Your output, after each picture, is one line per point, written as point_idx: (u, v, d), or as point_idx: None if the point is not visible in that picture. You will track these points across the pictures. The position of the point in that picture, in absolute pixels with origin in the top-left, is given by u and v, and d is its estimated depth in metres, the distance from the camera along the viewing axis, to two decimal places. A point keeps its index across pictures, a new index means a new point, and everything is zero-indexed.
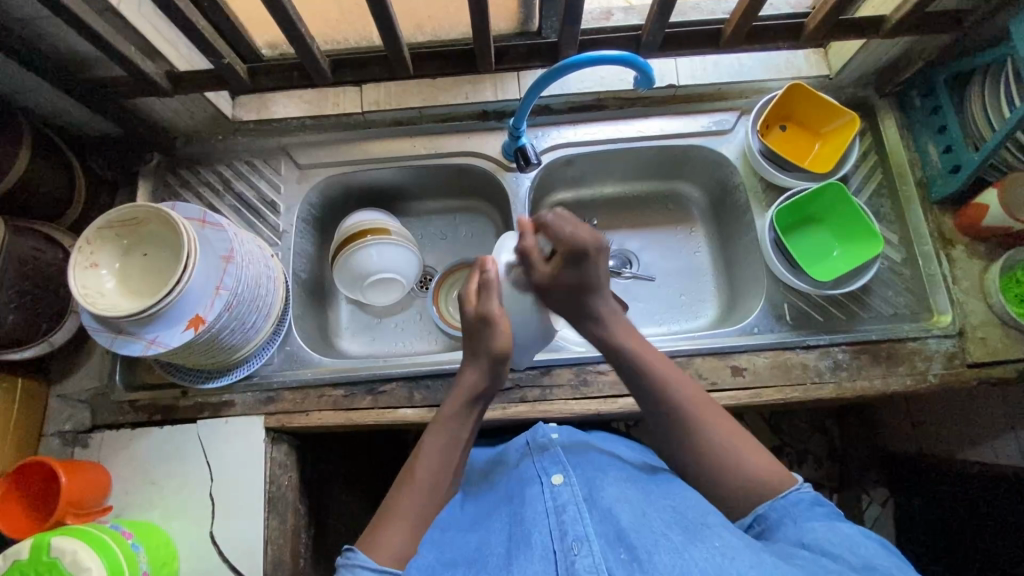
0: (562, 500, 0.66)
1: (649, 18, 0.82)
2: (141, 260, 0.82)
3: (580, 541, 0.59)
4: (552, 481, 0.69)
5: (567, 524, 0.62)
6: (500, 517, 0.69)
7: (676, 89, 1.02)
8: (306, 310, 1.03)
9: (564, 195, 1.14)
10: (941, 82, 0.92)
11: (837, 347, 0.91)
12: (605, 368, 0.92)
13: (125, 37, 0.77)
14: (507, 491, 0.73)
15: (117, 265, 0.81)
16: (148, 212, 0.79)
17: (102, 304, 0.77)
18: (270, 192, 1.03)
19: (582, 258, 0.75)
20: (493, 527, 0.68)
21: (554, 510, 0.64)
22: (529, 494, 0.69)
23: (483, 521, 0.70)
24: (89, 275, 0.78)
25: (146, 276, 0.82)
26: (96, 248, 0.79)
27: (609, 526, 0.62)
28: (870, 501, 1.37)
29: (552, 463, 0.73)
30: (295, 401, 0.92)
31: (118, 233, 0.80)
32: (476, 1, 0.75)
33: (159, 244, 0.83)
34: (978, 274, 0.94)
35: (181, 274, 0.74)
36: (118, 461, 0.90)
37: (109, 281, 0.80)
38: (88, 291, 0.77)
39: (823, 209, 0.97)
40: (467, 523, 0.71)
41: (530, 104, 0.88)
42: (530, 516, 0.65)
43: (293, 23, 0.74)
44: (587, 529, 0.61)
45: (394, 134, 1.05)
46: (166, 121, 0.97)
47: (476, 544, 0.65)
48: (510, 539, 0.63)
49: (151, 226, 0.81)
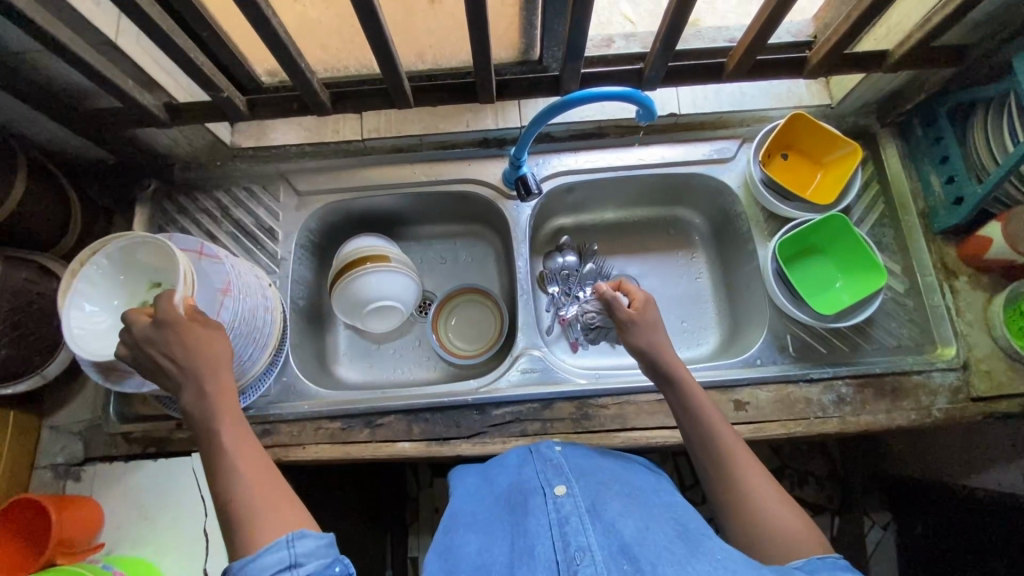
0: (564, 513, 0.64)
1: (651, 53, 0.81)
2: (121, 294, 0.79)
3: (583, 551, 0.58)
4: (555, 492, 0.68)
5: (570, 535, 0.60)
6: (505, 528, 0.68)
7: (676, 118, 1.02)
8: (303, 337, 1.02)
9: (565, 220, 1.14)
10: (942, 113, 0.92)
11: (841, 380, 0.91)
12: (607, 401, 0.90)
13: (122, 70, 0.76)
14: (511, 499, 0.72)
15: (113, 301, 0.78)
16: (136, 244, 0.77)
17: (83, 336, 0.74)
18: (268, 219, 1.02)
19: (651, 306, 0.83)
20: (497, 534, 0.67)
21: (557, 521, 0.63)
22: (533, 505, 0.67)
23: (489, 525, 0.69)
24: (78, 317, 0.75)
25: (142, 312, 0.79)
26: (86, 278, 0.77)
27: (610, 534, 0.60)
28: (872, 524, 1.37)
29: (556, 476, 0.72)
30: (292, 434, 0.91)
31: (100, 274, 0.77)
32: (478, 38, 0.75)
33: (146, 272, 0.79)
34: (981, 306, 0.94)
35: None
36: (111, 495, 0.88)
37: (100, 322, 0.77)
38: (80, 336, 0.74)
39: (826, 239, 0.96)
40: (473, 525, 0.71)
41: (532, 135, 0.88)
42: (533, 527, 0.63)
43: (293, 59, 0.73)
44: (591, 538, 0.59)
45: (393, 161, 1.05)
46: (164, 148, 0.96)
47: (478, 554, 0.65)
48: (513, 551, 0.62)
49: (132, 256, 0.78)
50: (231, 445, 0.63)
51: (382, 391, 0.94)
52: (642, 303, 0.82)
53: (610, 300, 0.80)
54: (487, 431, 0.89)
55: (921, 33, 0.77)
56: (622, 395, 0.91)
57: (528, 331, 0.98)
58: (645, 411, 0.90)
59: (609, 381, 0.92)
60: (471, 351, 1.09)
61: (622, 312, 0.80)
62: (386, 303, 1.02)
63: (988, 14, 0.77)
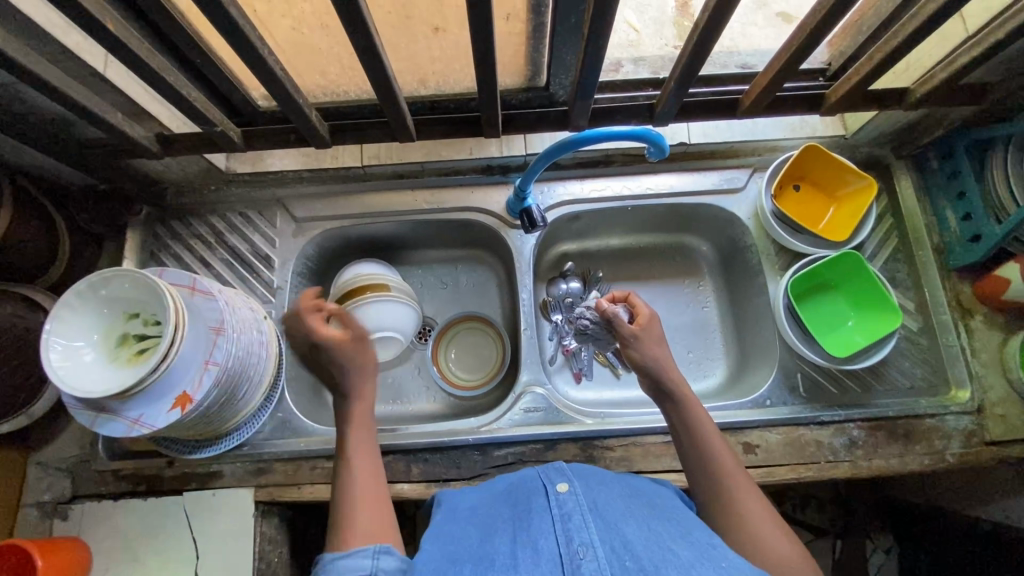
0: (567, 509, 0.60)
1: (665, 90, 0.79)
2: (109, 321, 0.75)
3: (586, 547, 0.55)
4: (558, 490, 0.64)
5: (573, 531, 0.57)
6: (505, 521, 0.63)
7: (687, 147, 0.99)
8: (298, 368, 0.99)
9: (569, 246, 1.11)
10: (961, 149, 0.89)
11: (853, 424, 0.88)
12: (613, 443, 0.88)
13: (112, 102, 0.72)
14: (510, 501, 0.67)
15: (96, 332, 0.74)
16: (126, 275, 0.73)
17: (68, 373, 0.70)
18: (264, 247, 0.99)
19: (656, 322, 0.81)
20: (498, 530, 0.62)
21: (559, 517, 0.59)
22: (534, 503, 0.63)
23: (491, 523, 0.64)
24: (57, 356, 0.71)
25: (134, 338, 0.76)
26: (74, 312, 0.73)
27: (613, 532, 0.57)
28: (875, 549, 1.28)
29: (558, 473, 0.68)
30: (287, 473, 0.88)
31: (74, 305, 0.73)
32: (485, 74, 0.72)
33: (129, 295, 0.75)
34: (996, 346, 0.91)
35: (169, 347, 0.69)
36: (99, 535, 0.86)
37: (90, 356, 0.73)
38: (68, 376, 0.70)
39: (839, 275, 0.94)
40: (470, 520, 0.66)
41: (540, 169, 0.86)
42: (535, 524, 0.60)
43: (289, 95, 0.70)
44: (595, 534, 0.56)
45: (394, 187, 1.02)
46: (157, 174, 0.93)
47: (479, 545, 0.59)
48: (516, 541, 0.58)
49: (107, 281, 0.73)
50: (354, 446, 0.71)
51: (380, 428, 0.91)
52: (645, 317, 0.81)
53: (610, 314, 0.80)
54: (489, 473, 0.87)
55: (945, 73, 0.74)
56: (628, 436, 0.88)
57: (531, 366, 0.95)
58: (651, 454, 0.87)
59: (614, 421, 0.89)
60: (472, 381, 1.06)
61: (623, 327, 0.79)
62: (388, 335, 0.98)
63: (1014, 55, 0.75)
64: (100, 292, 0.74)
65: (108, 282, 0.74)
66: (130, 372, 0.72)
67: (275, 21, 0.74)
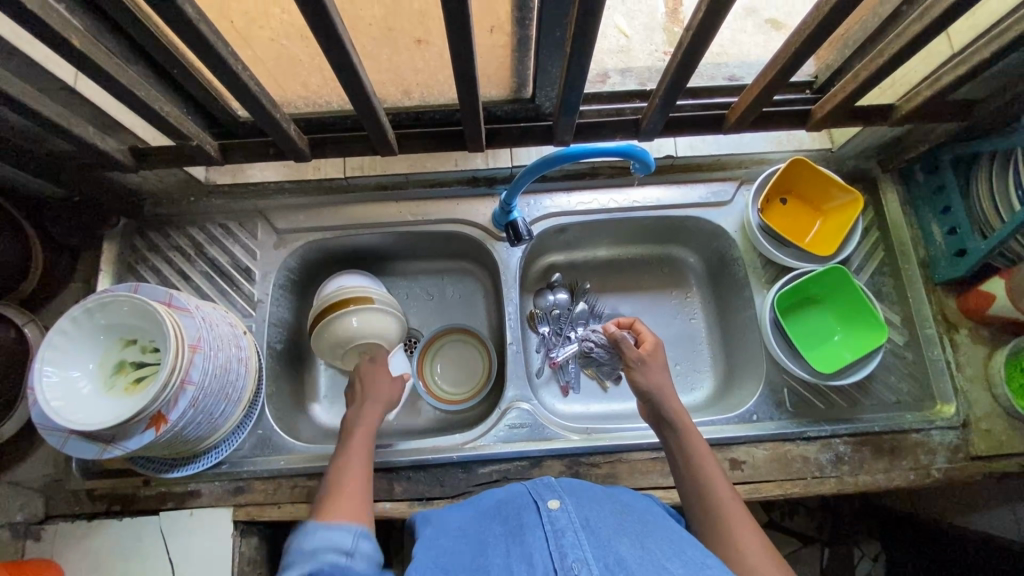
0: (559, 524, 0.60)
1: (650, 106, 0.79)
2: (105, 348, 0.74)
3: (581, 562, 0.54)
4: (549, 506, 0.64)
5: (567, 546, 0.56)
6: (496, 535, 0.62)
7: (673, 160, 0.99)
8: (279, 382, 0.97)
9: (556, 257, 1.09)
10: (947, 164, 0.89)
11: (838, 439, 0.88)
12: (599, 460, 0.87)
13: (83, 115, 0.70)
14: (496, 518, 0.66)
15: (90, 360, 0.73)
16: (120, 300, 0.72)
17: (61, 405, 0.69)
18: (245, 259, 0.97)
19: (661, 349, 0.82)
20: (489, 545, 0.61)
21: (551, 534, 0.58)
22: (525, 519, 0.63)
23: (480, 539, 0.63)
24: (51, 388, 0.69)
25: (132, 365, 0.75)
26: (67, 341, 0.72)
27: (605, 549, 0.56)
28: (863, 556, 1.24)
29: (548, 490, 0.68)
30: (266, 492, 0.86)
31: (68, 331, 0.72)
32: (467, 91, 0.71)
33: (128, 322, 0.74)
34: (981, 360, 0.91)
35: (167, 376, 0.69)
36: (72, 556, 0.83)
37: (85, 388, 0.72)
38: (60, 406, 0.69)
39: (826, 290, 0.94)
40: (460, 534, 0.65)
41: (524, 183, 0.85)
42: (529, 540, 0.59)
43: (266, 110, 0.69)
44: (589, 551, 0.55)
45: (378, 199, 1.00)
46: (134, 185, 0.91)
47: (470, 560, 0.58)
48: (510, 554, 0.57)
49: (105, 306, 0.72)
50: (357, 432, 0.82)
51: None
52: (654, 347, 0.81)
53: (619, 339, 0.79)
54: (473, 491, 0.86)
55: (930, 91, 0.74)
56: (614, 453, 0.88)
57: (517, 381, 0.94)
58: (637, 470, 0.87)
59: (600, 438, 0.89)
60: (459, 395, 1.05)
61: (630, 352, 0.79)
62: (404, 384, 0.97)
63: (998, 73, 0.75)
64: (97, 319, 0.73)
65: (106, 311, 0.73)
66: (126, 402, 0.71)
67: (252, 31, 0.72)
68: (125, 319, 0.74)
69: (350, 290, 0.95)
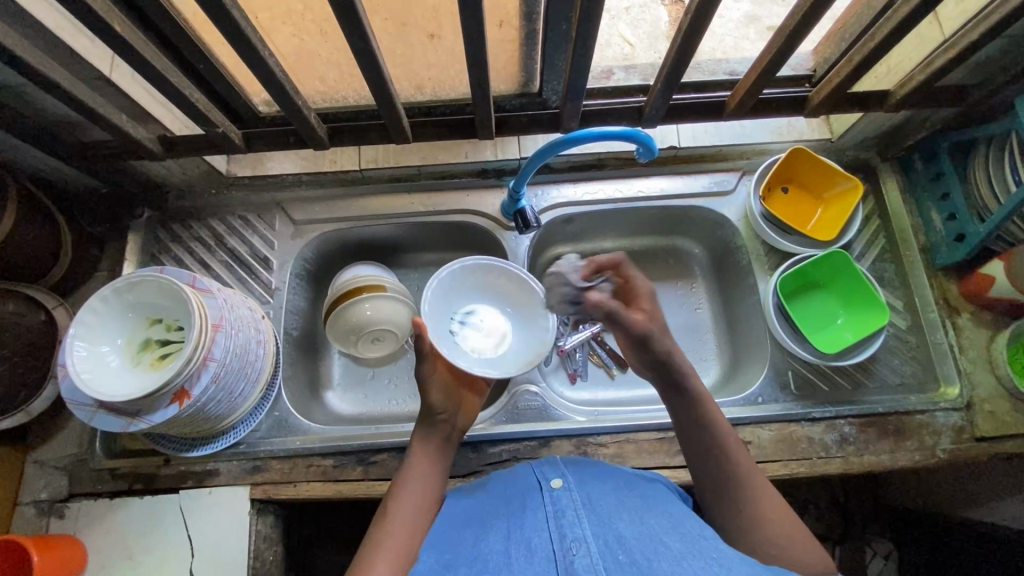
0: (561, 506, 0.61)
1: (653, 92, 0.82)
2: (134, 327, 0.78)
3: (579, 541, 0.56)
4: (551, 486, 0.66)
5: (566, 526, 0.58)
6: (501, 518, 0.63)
7: (676, 150, 1.02)
8: (295, 367, 1.00)
9: (563, 249, 1.12)
10: (943, 151, 0.92)
11: (844, 420, 0.89)
12: (606, 440, 0.89)
13: (117, 104, 0.75)
14: (503, 498, 0.68)
15: (117, 337, 0.77)
16: (150, 279, 0.75)
17: (91, 378, 0.72)
18: (263, 248, 1.01)
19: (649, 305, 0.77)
20: (492, 526, 0.62)
21: (553, 514, 0.60)
22: (528, 499, 0.65)
23: (483, 521, 0.64)
24: (82, 360, 0.73)
25: (158, 343, 0.79)
26: (97, 319, 0.75)
27: (605, 526, 0.58)
28: (874, 555, 1.21)
29: (551, 470, 0.70)
30: (282, 471, 0.89)
31: (98, 309, 0.75)
32: (478, 81, 0.75)
33: (155, 301, 0.78)
34: (984, 344, 0.93)
35: (192, 351, 0.73)
36: (94, 533, 0.86)
37: (114, 362, 0.75)
38: (90, 379, 0.72)
39: (828, 275, 0.96)
40: (467, 521, 0.66)
41: (531, 170, 0.88)
42: (530, 522, 0.60)
43: (289, 97, 0.73)
44: (588, 529, 0.58)
45: (391, 191, 1.04)
46: (159, 177, 0.95)
47: (472, 545, 0.60)
48: (509, 540, 0.58)
49: (135, 286, 0.76)
50: (414, 472, 0.72)
51: (378, 426, 0.93)
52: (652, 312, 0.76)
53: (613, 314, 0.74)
54: (483, 470, 0.88)
55: (923, 75, 0.77)
56: (621, 433, 0.89)
57: None
58: (644, 451, 0.88)
59: (607, 419, 0.90)
60: None
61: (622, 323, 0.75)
62: (499, 334, 0.93)
63: (987, 58, 0.78)
64: (125, 298, 0.76)
65: (135, 291, 0.77)
66: (151, 377, 0.74)
67: (275, 27, 0.76)
68: (153, 298, 0.77)
69: (364, 278, 0.98)
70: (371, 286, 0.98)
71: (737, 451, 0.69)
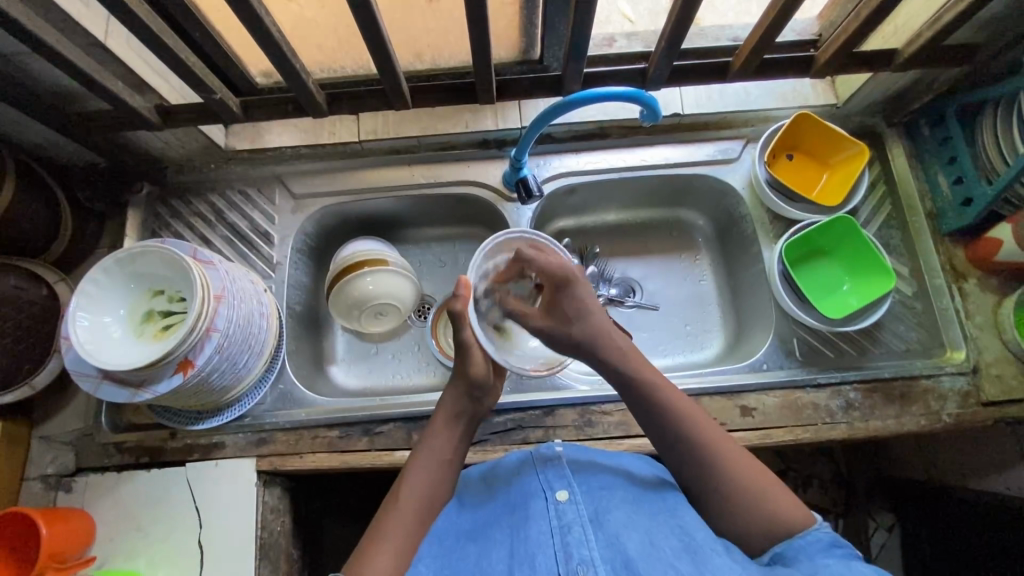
0: (566, 520, 0.62)
1: (656, 54, 0.81)
2: (137, 298, 0.78)
3: (586, 565, 0.57)
4: (557, 497, 0.65)
5: (573, 546, 0.59)
6: (504, 534, 0.64)
7: (680, 118, 1.00)
8: (299, 342, 0.99)
9: (566, 222, 1.11)
10: (951, 113, 0.90)
11: (848, 386, 0.89)
12: (611, 408, 0.89)
13: (113, 72, 0.74)
14: (505, 508, 0.68)
15: (119, 307, 0.76)
16: (151, 250, 0.75)
17: (95, 348, 0.72)
18: (264, 223, 1.00)
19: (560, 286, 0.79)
20: (496, 540, 0.64)
21: (558, 530, 0.61)
22: (533, 509, 0.65)
23: (486, 532, 0.65)
24: (86, 330, 0.73)
25: (160, 314, 0.78)
26: (99, 290, 0.75)
27: (614, 548, 0.59)
28: (877, 527, 1.23)
29: (557, 476, 0.68)
30: (288, 442, 0.89)
31: (100, 280, 0.75)
32: (479, 45, 0.74)
33: (157, 272, 0.77)
34: (990, 309, 0.92)
35: (195, 319, 0.72)
36: (102, 506, 0.86)
37: (117, 332, 0.75)
38: (94, 349, 0.72)
39: (834, 242, 0.94)
40: (471, 532, 0.66)
41: (533, 136, 0.87)
42: (534, 536, 0.61)
43: (288, 61, 0.72)
44: (594, 551, 0.59)
45: (391, 163, 1.03)
46: (157, 151, 0.94)
47: (475, 563, 0.61)
48: (513, 560, 0.60)
49: (137, 257, 0.75)
50: (431, 454, 0.71)
51: (383, 398, 0.93)
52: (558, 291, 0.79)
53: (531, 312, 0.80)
54: (488, 439, 0.88)
55: (931, 32, 0.76)
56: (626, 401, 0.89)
57: None
58: None
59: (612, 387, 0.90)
60: None
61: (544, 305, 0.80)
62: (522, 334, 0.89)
63: (996, 13, 0.77)
64: (127, 269, 0.76)
65: (136, 262, 0.76)
66: (155, 347, 0.74)
67: None
68: (155, 269, 0.77)
69: (365, 252, 0.97)
70: (374, 259, 0.97)
71: (710, 426, 0.67)
